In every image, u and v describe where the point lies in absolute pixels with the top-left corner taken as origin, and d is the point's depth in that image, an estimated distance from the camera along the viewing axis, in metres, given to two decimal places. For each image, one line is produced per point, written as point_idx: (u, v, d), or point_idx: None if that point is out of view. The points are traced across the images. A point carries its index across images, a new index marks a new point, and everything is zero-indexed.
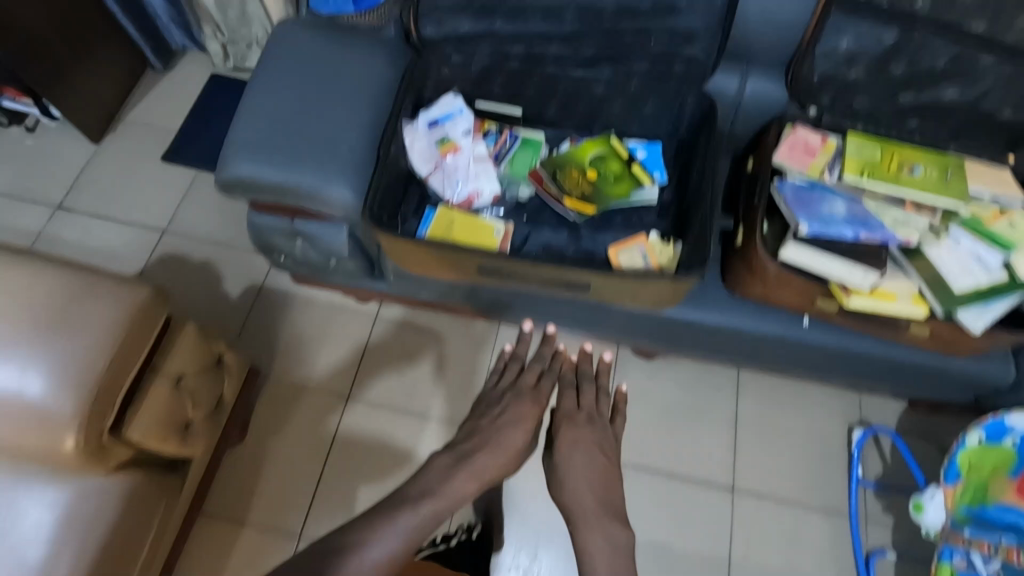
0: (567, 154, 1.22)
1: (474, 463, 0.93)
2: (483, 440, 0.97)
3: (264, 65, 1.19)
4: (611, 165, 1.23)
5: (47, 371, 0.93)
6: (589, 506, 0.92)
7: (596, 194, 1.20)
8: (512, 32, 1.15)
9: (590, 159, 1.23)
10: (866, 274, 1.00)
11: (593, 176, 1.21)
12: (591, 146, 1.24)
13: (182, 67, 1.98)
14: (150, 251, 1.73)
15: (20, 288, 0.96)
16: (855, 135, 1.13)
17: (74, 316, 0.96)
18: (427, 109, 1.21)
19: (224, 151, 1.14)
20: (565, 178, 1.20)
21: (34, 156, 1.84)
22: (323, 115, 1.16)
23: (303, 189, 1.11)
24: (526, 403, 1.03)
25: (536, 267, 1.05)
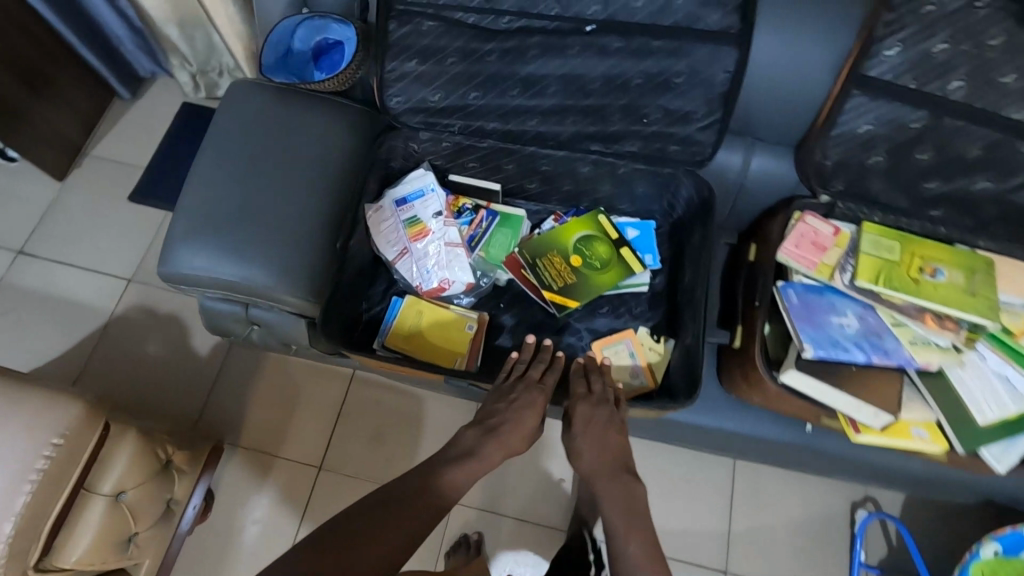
0: (549, 238, 1.10)
1: (496, 439, 0.85)
2: (502, 413, 0.88)
3: (211, 139, 1.08)
4: (598, 248, 1.11)
5: None
6: (606, 465, 0.82)
7: (581, 284, 1.08)
8: (487, 104, 1.02)
9: (574, 242, 1.10)
10: (879, 414, 0.88)
11: (577, 263, 1.09)
12: (577, 227, 1.12)
13: (151, 95, 1.86)
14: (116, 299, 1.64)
15: None
16: (871, 230, 1.00)
17: None
18: (394, 187, 1.10)
19: (169, 240, 1.03)
20: (544, 266, 1.08)
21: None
22: (278, 199, 1.05)
23: (256, 283, 1.01)
24: (535, 388, 0.92)
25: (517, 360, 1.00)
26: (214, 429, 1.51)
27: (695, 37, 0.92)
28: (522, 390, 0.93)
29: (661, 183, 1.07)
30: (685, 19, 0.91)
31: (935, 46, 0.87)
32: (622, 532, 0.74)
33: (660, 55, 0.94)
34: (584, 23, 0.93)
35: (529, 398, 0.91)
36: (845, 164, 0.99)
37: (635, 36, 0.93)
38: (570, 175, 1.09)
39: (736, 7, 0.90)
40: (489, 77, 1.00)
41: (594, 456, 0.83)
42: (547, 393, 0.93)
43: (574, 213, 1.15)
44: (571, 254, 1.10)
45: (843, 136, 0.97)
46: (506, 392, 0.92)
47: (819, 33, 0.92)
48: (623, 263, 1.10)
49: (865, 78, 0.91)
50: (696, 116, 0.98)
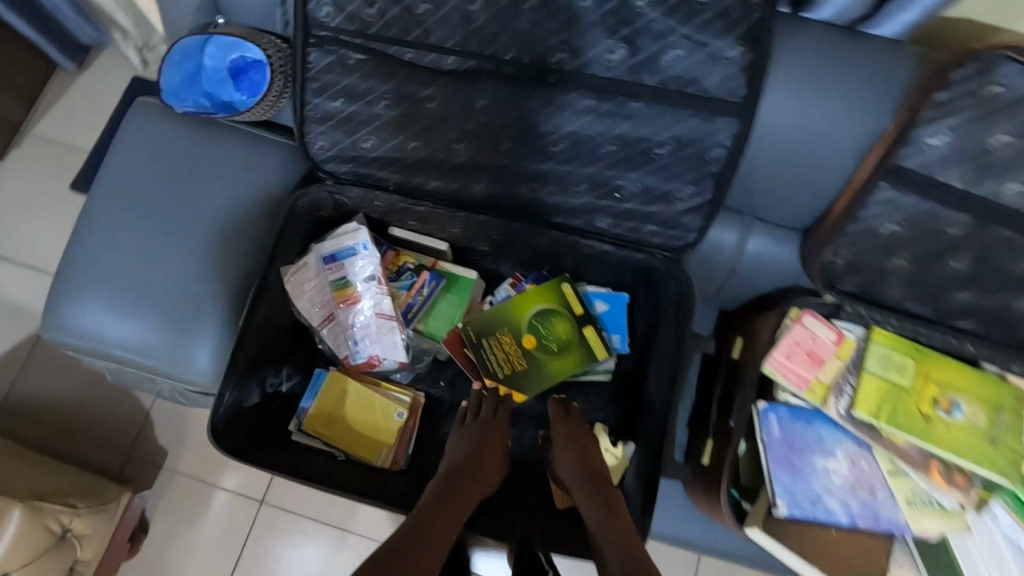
0: (499, 312, 0.94)
1: (473, 478, 0.72)
2: (466, 449, 0.76)
3: (104, 176, 0.91)
4: (557, 327, 0.94)
5: None
6: (591, 473, 0.74)
7: (533, 371, 0.93)
8: (427, 159, 0.83)
9: (529, 319, 0.94)
10: None
11: (530, 345, 0.93)
12: (535, 299, 0.95)
13: (101, 65, 1.61)
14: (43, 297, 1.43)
15: None
16: (882, 342, 0.83)
17: None
18: (322, 241, 0.92)
19: (53, 296, 0.88)
20: (490, 349, 0.92)
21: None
22: (173, 258, 0.89)
23: (144, 358, 0.87)
24: (491, 422, 0.82)
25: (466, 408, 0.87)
26: (152, 456, 1.34)
27: (685, 103, 0.72)
28: (476, 427, 0.81)
29: (635, 266, 0.89)
30: (673, 79, 0.71)
31: (994, 138, 0.66)
32: (628, 531, 0.63)
33: (640, 119, 0.74)
34: (546, 74, 0.73)
35: (489, 433, 0.80)
36: (857, 266, 0.81)
37: (609, 95, 0.73)
38: (527, 246, 0.92)
39: (741, 68, 0.69)
40: (429, 128, 0.80)
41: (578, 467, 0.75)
42: (503, 428, 0.82)
43: (536, 277, 0.98)
44: (525, 333, 0.94)
45: (862, 235, 0.77)
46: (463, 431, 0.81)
47: (846, 108, 0.72)
48: (586, 346, 0.94)
49: (897, 169, 0.71)
50: (681, 195, 0.79)
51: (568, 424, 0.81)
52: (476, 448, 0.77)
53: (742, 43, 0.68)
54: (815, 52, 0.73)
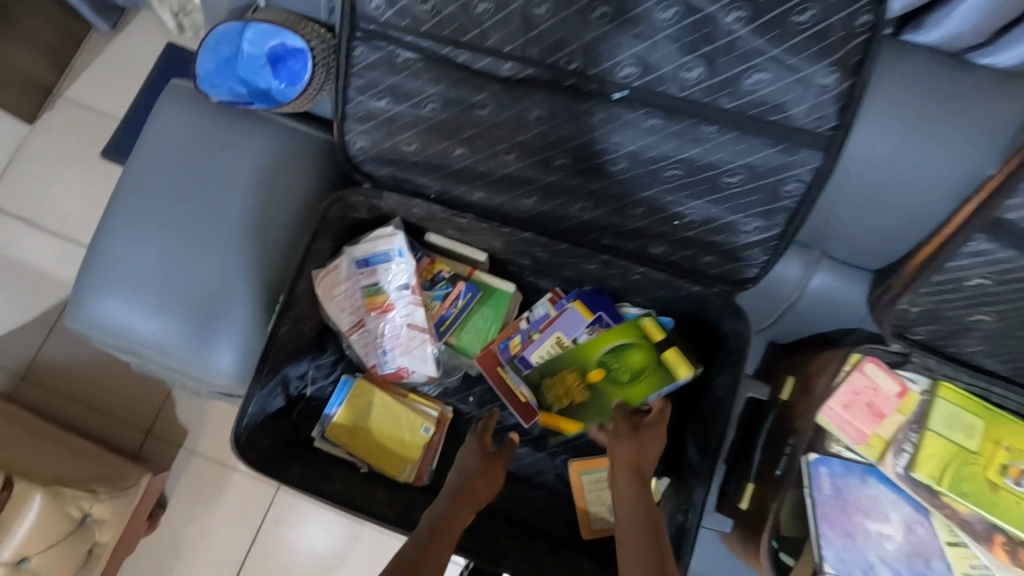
0: (565, 348, 0.89)
1: (465, 504, 0.70)
2: (453, 482, 0.72)
3: (137, 159, 0.88)
4: (632, 358, 0.87)
5: None
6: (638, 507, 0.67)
7: (598, 405, 0.88)
8: (473, 168, 0.77)
9: (600, 355, 0.88)
10: None
11: (597, 379, 0.88)
12: (610, 336, 0.87)
13: (135, 27, 1.54)
14: (66, 262, 1.42)
15: None
16: (947, 397, 0.77)
17: None
18: (355, 244, 0.88)
19: (79, 284, 0.85)
20: (554, 385, 0.89)
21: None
22: (201, 257, 0.85)
23: (168, 357, 0.84)
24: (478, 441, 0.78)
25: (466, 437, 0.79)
26: (173, 434, 1.34)
27: (763, 130, 0.66)
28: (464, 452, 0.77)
29: (686, 297, 0.83)
30: (755, 104, 0.65)
31: None
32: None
33: (712, 144, 0.68)
34: (611, 88, 0.67)
35: (480, 457, 0.75)
36: (940, 316, 0.73)
37: (679, 115, 0.67)
38: (573, 266, 0.86)
39: (834, 97, 0.63)
40: (479, 135, 0.74)
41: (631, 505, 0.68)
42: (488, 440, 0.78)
43: (576, 294, 0.90)
44: (594, 369, 0.88)
45: (945, 286, 0.69)
46: (460, 456, 0.76)
47: (942, 149, 0.66)
48: (664, 370, 0.85)
49: (997, 222, 0.63)
50: (746, 228, 0.73)
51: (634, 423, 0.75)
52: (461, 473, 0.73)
53: (839, 69, 0.62)
54: (915, 86, 0.66)
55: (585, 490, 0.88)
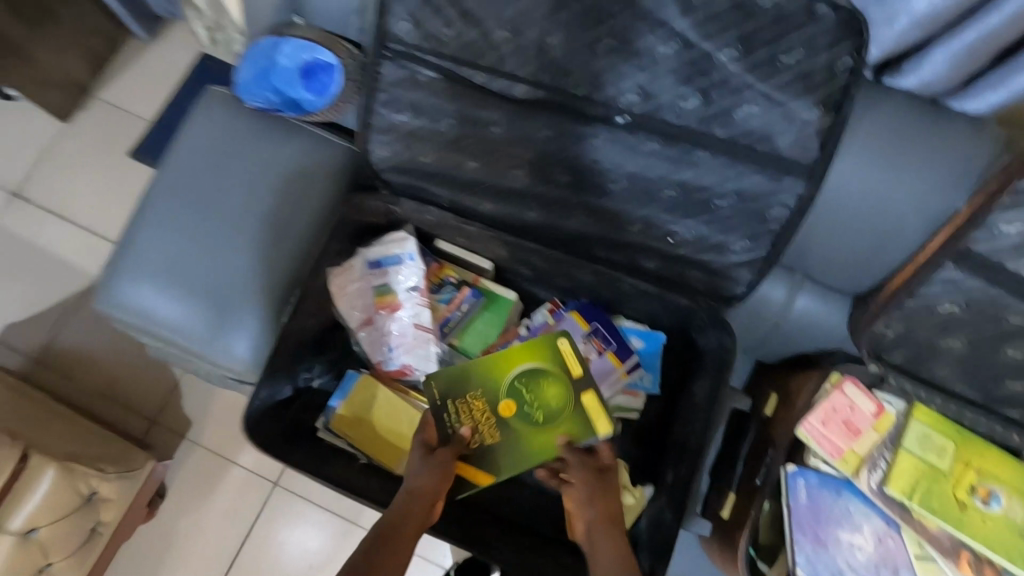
0: (472, 371, 0.87)
1: (418, 503, 0.76)
2: (413, 488, 0.77)
3: (172, 155, 0.94)
4: (546, 391, 0.87)
5: None
6: (611, 545, 0.74)
7: (509, 444, 0.85)
8: (483, 180, 0.83)
9: (510, 382, 0.87)
10: None
11: (507, 412, 0.86)
12: (521, 361, 0.88)
13: (169, 38, 1.63)
14: (88, 255, 1.48)
15: None
16: (922, 418, 0.80)
17: None
18: (370, 246, 0.94)
19: (110, 268, 0.91)
20: (458, 408, 0.85)
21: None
22: (221, 252, 0.90)
23: (185, 342, 0.89)
24: (423, 450, 0.81)
25: (421, 437, 0.84)
26: (177, 426, 1.38)
27: (752, 158, 0.72)
28: (422, 453, 0.81)
29: (677, 312, 0.88)
30: (745, 134, 0.71)
31: None
32: None
33: (704, 168, 0.74)
34: (615, 113, 0.74)
35: (427, 465, 0.79)
36: (913, 339, 0.78)
37: (676, 141, 0.73)
38: (572, 277, 0.92)
39: (816, 132, 0.69)
40: (491, 149, 0.81)
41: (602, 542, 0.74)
42: (450, 449, 0.82)
43: (575, 306, 0.97)
44: (503, 399, 0.86)
45: (918, 311, 0.75)
46: (419, 456, 0.81)
47: (916, 185, 0.72)
48: (580, 406, 0.86)
49: (966, 254, 0.68)
50: (735, 247, 0.78)
51: (594, 468, 0.81)
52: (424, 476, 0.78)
53: (821, 107, 0.68)
54: (892, 125, 0.72)
55: None
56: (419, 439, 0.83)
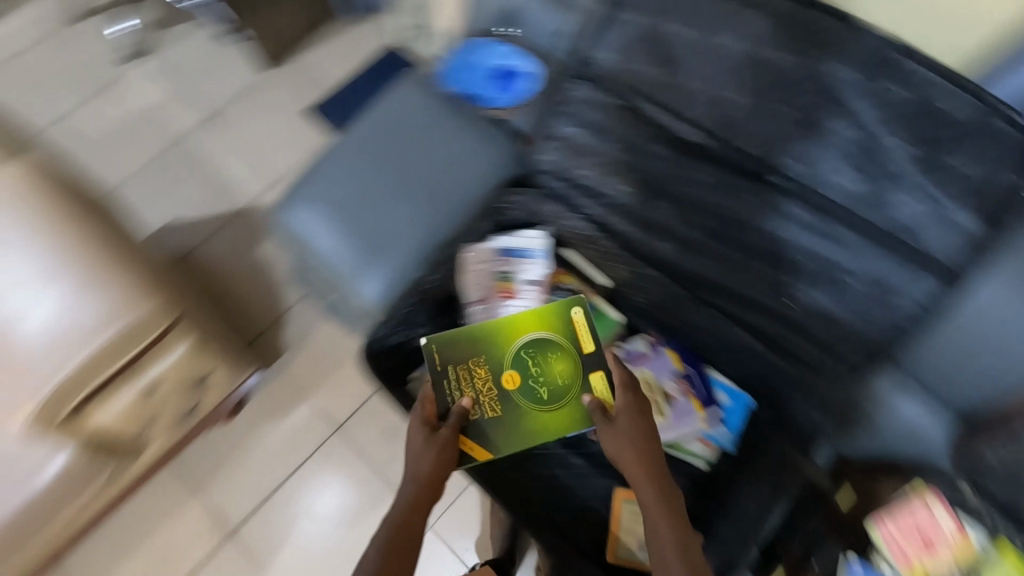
0: (476, 342, 0.97)
1: (427, 487, 0.84)
2: (422, 470, 0.85)
3: (373, 111, 1.06)
4: (551, 367, 0.97)
5: (49, 323, 1.01)
6: (645, 486, 0.80)
7: (511, 416, 0.95)
8: (630, 206, 0.95)
9: (512, 356, 0.97)
10: None
11: (510, 385, 0.96)
12: (525, 334, 0.98)
13: (368, 25, 1.87)
14: (249, 184, 1.69)
15: (74, 262, 1.04)
16: (1012, 562, 0.71)
17: (85, 311, 1.02)
18: (506, 235, 1.03)
19: (293, 188, 1.05)
20: (459, 375, 0.96)
21: (200, 60, 1.82)
22: (385, 203, 1.02)
23: (331, 268, 1.03)
24: (424, 430, 0.89)
25: (423, 406, 0.91)
26: (275, 349, 1.53)
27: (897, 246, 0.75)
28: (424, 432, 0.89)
29: (773, 374, 0.92)
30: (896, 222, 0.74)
31: None
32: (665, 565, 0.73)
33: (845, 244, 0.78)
34: None
35: (430, 444, 0.87)
36: (1021, 481, 0.68)
37: None
38: (679, 314, 0.96)
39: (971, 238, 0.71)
40: None
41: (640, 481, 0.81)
42: (451, 428, 0.90)
43: (673, 345, 1.01)
44: (505, 372, 0.97)
45: None
46: (421, 431, 0.89)
47: None
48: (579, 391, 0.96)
49: None
50: None
51: (612, 420, 0.88)
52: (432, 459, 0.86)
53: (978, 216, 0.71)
54: None
55: (621, 517, 0.94)
56: (421, 409, 0.91)
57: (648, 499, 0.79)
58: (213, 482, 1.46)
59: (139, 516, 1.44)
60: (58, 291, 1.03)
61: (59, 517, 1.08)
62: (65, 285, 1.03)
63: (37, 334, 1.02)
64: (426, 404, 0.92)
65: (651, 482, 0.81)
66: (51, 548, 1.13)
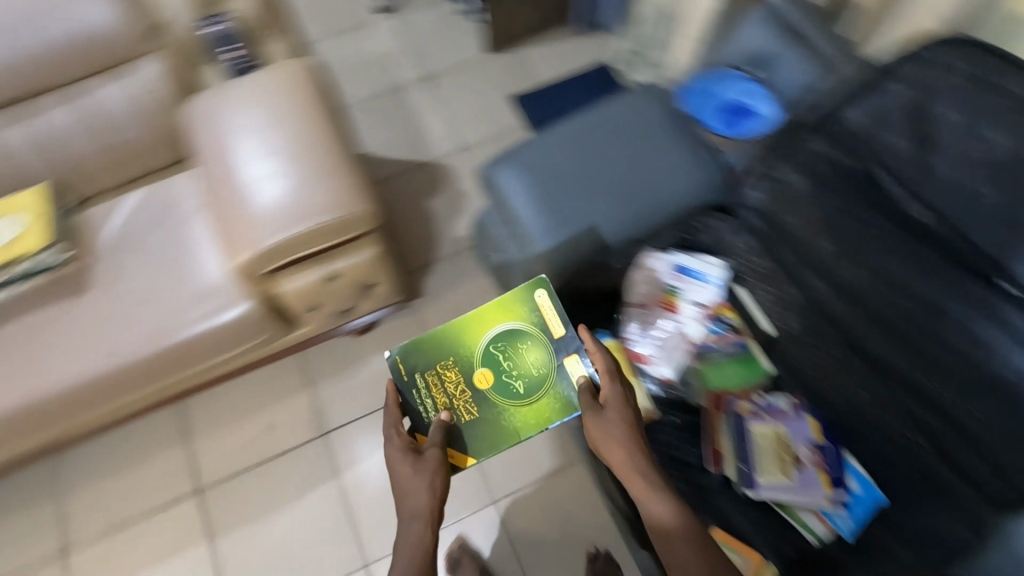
0: (441, 345, 1.02)
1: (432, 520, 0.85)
2: (424, 503, 0.85)
3: (601, 108, 1.17)
4: (523, 356, 1.00)
5: (274, 197, 1.15)
6: (640, 480, 0.84)
7: (491, 414, 0.98)
8: (830, 265, 0.97)
9: (482, 352, 1.01)
10: None
11: (485, 383, 0.99)
12: (491, 325, 1.02)
13: (590, 39, 2.00)
14: (440, 143, 1.86)
15: (306, 151, 1.18)
16: None
17: (304, 195, 1.14)
18: (686, 253, 1.07)
19: (509, 150, 1.16)
20: (431, 384, 1.00)
21: (437, 28, 2.04)
22: (586, 187, 1.10)
23: (517, 228, 1.11)
24: (407, 457, 0.90)
25: (399, 436, 0.93)
26: (415, 289, 1.66)
27: None
28: (410, 464, 0.89)
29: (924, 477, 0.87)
30: None
31: None
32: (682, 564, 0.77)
33: None
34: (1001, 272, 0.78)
35: (419, 472, 0.88)
36: None
37: None
38: (840, 383, 0.96)
39: None
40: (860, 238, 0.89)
41: (633, 470, 0.84)
42: (435, 449, 0.91)
43: (816, 416, 0.99)
44: (477, 369, 1.00)
45: None
46: (408, 464, 0.89)
47: None
48: (554, 386, 0.99)
49: None
50: None
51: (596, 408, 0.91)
52: (431, 491, 0.87)
53: None
54: None
55: None
56: (400, 439, 0.93)
57: (650, 497, 0.82)
58: (324, 383, 1.60)
59: (256, 389, 1.61)
60: (286, 174, 1.16)
61: (219, 352, 1.27)
62: (291, 175, 1.16)
63: (256, 201, 1.15)
64: (400, 434, 0.94)
65: (647, 472, 0.84)
66: (204, 374, 1.33)
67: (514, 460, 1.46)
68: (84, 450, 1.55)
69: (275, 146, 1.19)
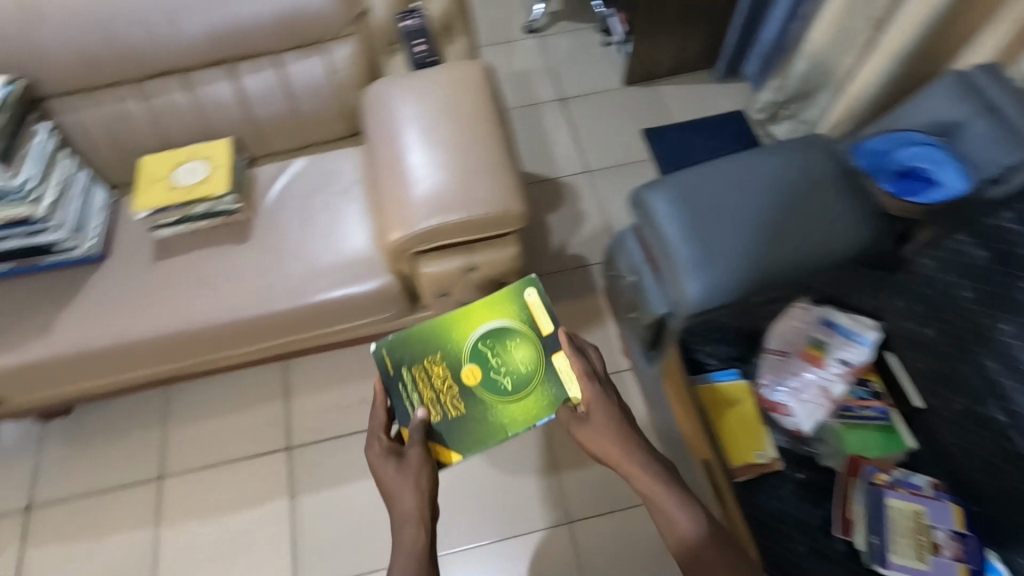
0: (425, 346, 1.08)
1: (423, 517, 0.90)
2: (411, 503, 0.90)
3: (766, 152, 1.17)
4: (511, 351, 1.07)
5: (434, 182, 1.20)
6: (642, 474, 0.91)
7: (478, 410, 1.05)
8: (1010, 347, 0.90)
9: (468, 348, 1.08)
10: None
11: (473, 378, 1.06)
12: (477, 321, 1.09)
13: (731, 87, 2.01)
14: (567, 162, 1.91)
15: (467, 146, 1.23)
16: None
17: (461, 185, 1.19)
18: (838, 311, 1.07)
19: (666, 176, 1.16)
20: (418, 382, 1.06)
21: (581, 55, 2.10)
22: (744, 226, 1.09)
23: (665, 251, 1.10)
24: (389, 460, 0.95)
25: (382, 439, 0.98)
26: None
27: None
28: (393, 468, 0.94)
29: None
30: None
31: None
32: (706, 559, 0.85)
33: None
34: None
35: (404, 474, 0.94)
36: None
37: None
38: (999, 471, 0.90)
39: None
40: None
41: (632, 466, 0.92)
42: (416, 450, 0.97)
43: (959, 503, 0.95)
44: (465, 365, 1.07)
45: None
46: (392, 468, 0.94)
47: None
48: (540, 385, 1.05)
49: None
50: None
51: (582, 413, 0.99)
52: (418, 492, 0.92)
53: None
54: None
55: None
56: (382, 442, 0.98)
57: (659, 493, 0.90)
58: None
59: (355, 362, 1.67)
60: (448, 163, 1.22)
61: (343, 318, 1.33)
62: (451, 165, 1.21)
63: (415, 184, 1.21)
64: (383, 437, 0.99)
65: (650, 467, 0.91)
66: (323, 337, 1.40)
67: (596, 485, 1.44)
68: (195, 386, 1.66)
69: (441, 136, 1.25)
